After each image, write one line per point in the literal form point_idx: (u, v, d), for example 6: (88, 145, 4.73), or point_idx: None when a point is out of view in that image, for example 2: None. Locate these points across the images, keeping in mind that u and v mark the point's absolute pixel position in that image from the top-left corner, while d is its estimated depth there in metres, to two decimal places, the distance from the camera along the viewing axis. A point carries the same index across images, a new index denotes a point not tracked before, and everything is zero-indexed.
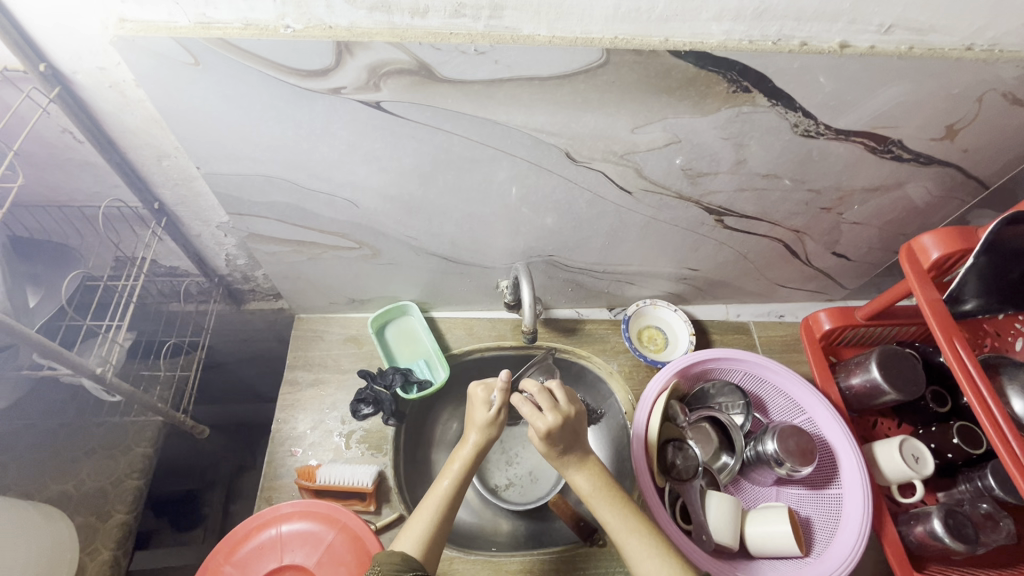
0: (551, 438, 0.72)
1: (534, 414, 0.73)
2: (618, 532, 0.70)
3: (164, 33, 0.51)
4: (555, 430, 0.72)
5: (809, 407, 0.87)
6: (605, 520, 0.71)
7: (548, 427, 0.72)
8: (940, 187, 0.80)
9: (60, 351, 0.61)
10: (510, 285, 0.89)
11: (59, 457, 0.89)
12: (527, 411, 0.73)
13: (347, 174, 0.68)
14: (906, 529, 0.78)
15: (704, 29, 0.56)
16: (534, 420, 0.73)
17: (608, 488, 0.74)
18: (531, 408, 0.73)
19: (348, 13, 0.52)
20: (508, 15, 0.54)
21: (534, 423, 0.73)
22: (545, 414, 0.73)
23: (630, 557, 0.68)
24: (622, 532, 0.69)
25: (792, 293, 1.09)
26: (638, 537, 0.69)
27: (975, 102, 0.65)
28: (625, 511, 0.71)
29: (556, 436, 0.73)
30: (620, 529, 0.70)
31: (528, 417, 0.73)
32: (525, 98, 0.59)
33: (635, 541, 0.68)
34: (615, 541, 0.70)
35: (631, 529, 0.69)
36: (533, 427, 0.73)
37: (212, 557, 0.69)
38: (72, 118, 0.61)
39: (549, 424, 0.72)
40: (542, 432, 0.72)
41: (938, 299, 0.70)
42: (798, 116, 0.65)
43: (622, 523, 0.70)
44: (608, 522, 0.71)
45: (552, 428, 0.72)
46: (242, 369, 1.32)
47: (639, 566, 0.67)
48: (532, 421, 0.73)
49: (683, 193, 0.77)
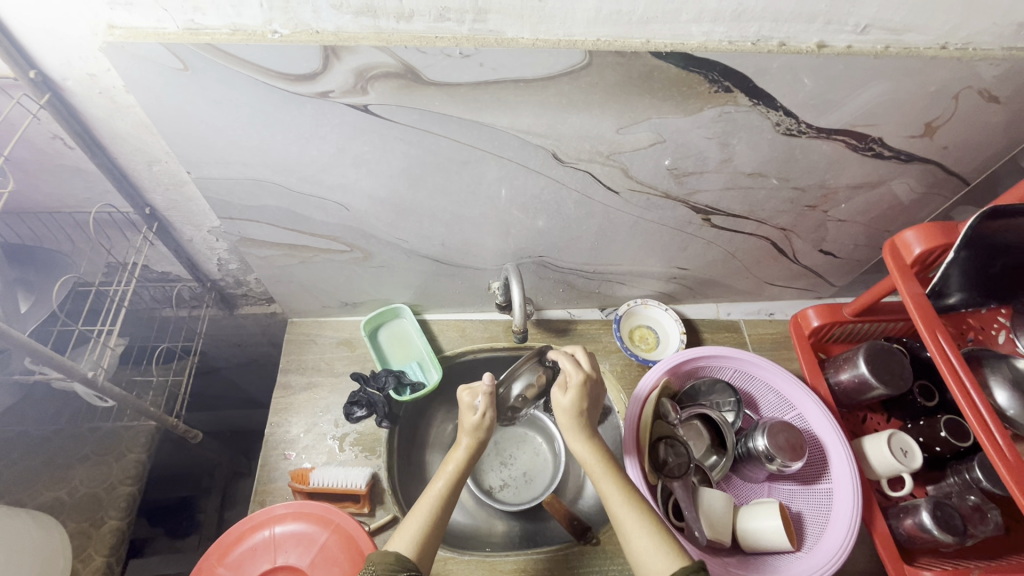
0: (586, 389, 0.77)
1: (574, 366, 0.78)
2: (616, 505, 0.70)
3: (153, 39, 0.51)
4: (588, 384, 0.77)
5: (799, 404, 0.88)
6: (604, 493, 0.72)
7: (584, 378, 0.77)
8: (922, 184, 0.81)
9: (51, 355, 0.61)
10: (501, 286, 0.90)
11: (52, 464, 0.89)
12: (570, 364, 0.79)
13: (337, 177, 0.68)
14: (895, 522, 0.79)
15: (684, 30, 0.58)
16: (574, 370, 0.78)
17: (613, 458, 0.75)
18: (572, 360, 0.79)
19: (334, 18, 0.53)
20: (492, 19, 0.55)
21: (574, 373, 0.77)
22: (581, 369, 0.78)
23: (629, 532, 0.68)
24: (621, 504, 0.70)
25: (781, 291, 1.11)
26: (635, 512, 0.69)
27: (952, 100, 0.67)
28: (623, 485, 0.71)
29: (588, 390, 0.77)
30: (619, 503, 0.70)
31: (570, 367, 0.78)
32: (511, 101, 0.60)
33: (632, 516, 0.68)
34: (614, 515, 0.70)
35: (630, 505, 0.70)
36: (574, 376, 0.77)
37: (205, 559, 0.69)
38: (62, 123, 0.62)
39: (591, 373, 0.78)
40: (583, 379, 0.77)
41: (921, 294, 0.71)
42: (779, 116, 0.66)
43: (619, 498, 0.70)
44: (607, 495, 0.71)
45: (590, 379, 0.78)
46: (237, 375, 1.32)
47: (636, 544, 0.67)
48: (573, 370, 0.77)
49: (670, 192, 0.78)
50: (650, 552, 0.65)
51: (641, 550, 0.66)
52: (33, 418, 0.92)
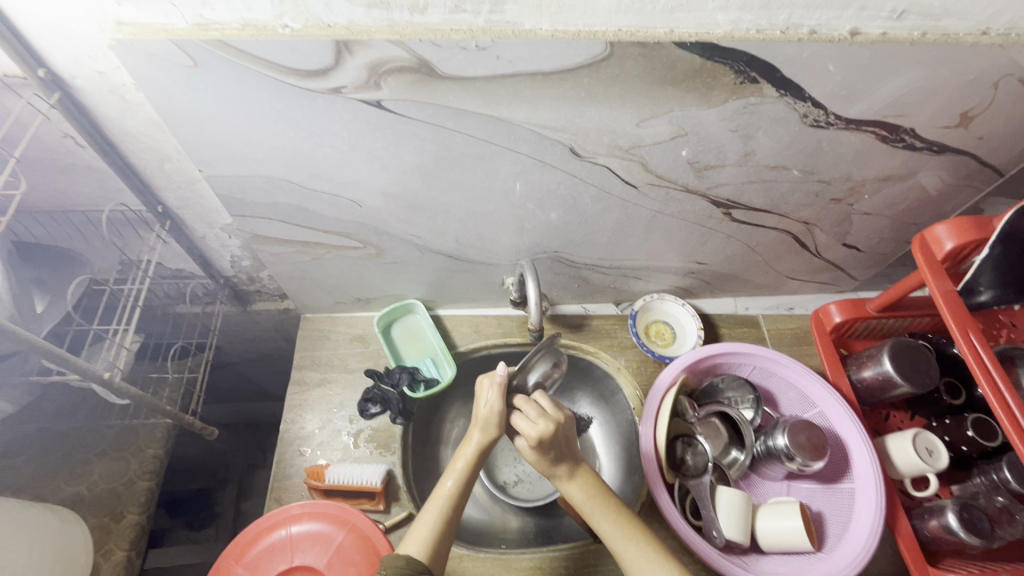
0: (543, 446, 0.72)
1: (529, 422, 0.73)
2: (614, 541, 0.69)
3: (161, 35, 0.50)
4: (549, 437, 0.72)
5: (820, 402, 0.87)
6: (601, 530, 0.71)
7: (538, 437, 0.71)
8: (954, 175, 0.78)
9: (68, 356, 0.61)
10: (515, 282, 0.89)
11: (71, 459, 0.90)
12: (524, 424, 0.73)
13: (349, 174, 0.67)
14: (919, 523, 0.78)
15: (710, 18, 0.55)
16: (528, 427, 0.72)
17: (603, 495, 0.73)
18: (526, 417, 0.73)
19: (347, 11, 0.51)
20: (509, 9, 0.53)
21: (530, 427, 0.72)
22: (534, 427, 0.72)
23: (629, 565, 0.67)
24: (620, 541, 0.69)
25: (801, 285, 1.08)
26: (635, 544, 0.68)
27: (991, 88, 0.64)
28: (619, 519, 0.71)
29: (545, 447, 0.72)
30: (617, 539, 0.69)
31: (525, 423, 0.73)
32: (529, 94, 0.58)
33: (630, 547, 0.68)
34: (613, 550, 0.69)
35: (628, 537, 0.69)
36: (528, 435, 0.72)
37: (223, 558, 0.69)
38: (73, 122, 0.61)
39: (543, 431, 0.71)
40: (537, 438, 0.71)
41: (952, 290, 0.69)
42: (807, 107, 0.63)
43: (618, 530, 0.70)
44: (604, 533, 0.70)
45: (545, 437, 0.71)
46: (251, 369, 1.33)
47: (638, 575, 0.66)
48: (527, 429, 0.72)
49: (689, 186, 0.75)
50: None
51: None
52: (52, 415, 0.93)
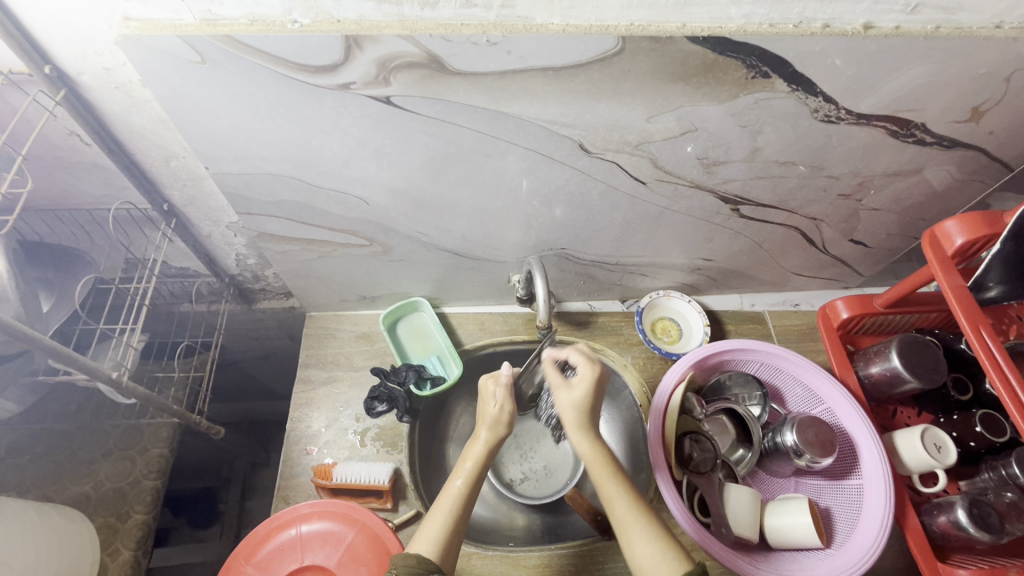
0: (598, 383, 0.75)
1: (582, 360, 0.77)
2: (620, 509, 0.68)
3: (170, 31, 0.49)
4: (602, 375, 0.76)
5: (827, 398, 0.87)
6: (608, 496, 0.69)
7: (598, 372, 0.76)
8: (963, 170, 0.78)
9: (75, 356, 0.60)
10: (521, 279, 0.88)
11: (76, 458, 0.90)
12: (579, 359, 0.77)
13: (356, 171, 0.67)
14: (928, 519, 0.78)
15: (722, 13, 0.55)
16: (583, 364, 0.76)
17: (614, 458, 0.72)
18: (581, 355, 0.77)
19: (357, 6, 0.51)
20: (520, 4, 0.52)
21: (586, 364, 0.76)
22: (593, 364, 0.76)
23: (631, 536, 0.66)
24: (627, 510, 0.67)
25: (807, 282, 1.08)
26: (642, 517, 0.67)
27: (1002, 82, 0.63)
28: (627, 488, 0.69)
29: (600, 384, 0.76)
30: (623, 507, 0.68)
31: (579, 360, 0.77)
32: (539, 90, 0.58)
33: (637, 519, 0.67)
34: (618, 518, 0.67)
35: (634, 508, 0.67)
36: (586, 369, 0.75)
37: (233, 558, 0.69)
38: (79, 120, 0.61)
39: (603, 368, 0.77)
40: (596, 373, 0.75)
41: (962, 285, 0.68)
42: (818, 102, 0.63)
43: (625, 500, 0.68)
44: (611, 499, 0.69)
45: (603, 374, 0.76)
46: (255, 367, 1.32)
47: (639, 547, 0.65)
48: (583, 364, 0.76)
49: (698, 181, 0.75)
50: (654, 557, 0.63)
51: (644, 556, 0.64)
52: (57, 415, 0.93)
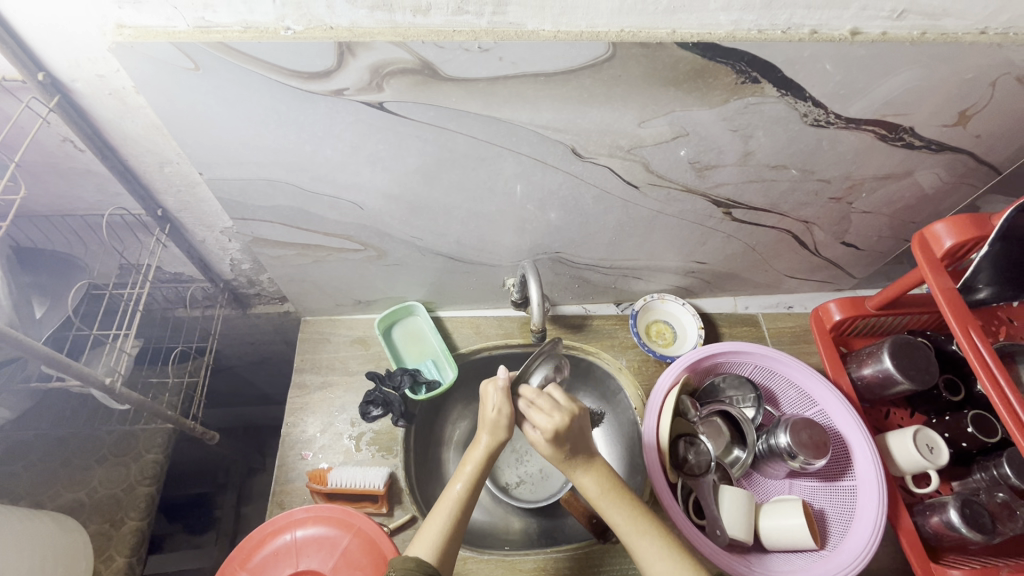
0: (561, 438, 0.71)
1: (543, 415, 0.72)
2: (629, 535, 0.69)
3: (163, 38, 0.50)
4: (564, 428, 0.71)
5: (821, 400, 0.87)
6: (615, 523, 0.70)
7: (556, 428, 0.70)
8: (952, 173, 0.79)
9: (68, 362, 0.60)
10: (516, 283, 0.89)
11: (70, 465, 0.89)
12: (539, 415, 0.72)
13: (351, 176, 0.67)
14: (921, 520, 0.78)
15: (711, 19, 0.55)
16: (545, 420, 0.71)
17: (618, 488, 0.73)
18: (540, 410, 0.72)
19: (349, 13, 0.51)
20: (512, 11, 0.53)
21: (546, 420, 0.71)
22: (551, 417, 0.71)
23: (643, 560, 0.67)
24: (634, 534, 0.69)
25: (800, 284, 1.09)
26: (650, 538, 0.68)
27: (988, 87, 0.64)
28: (634, 513, 0.70)
29: (563, 437, 0.71)
30: (631, 533, 0.69)
31: (538, 418, 0.72)
32: (531, 95, 0.58)
33: (645, 542, 0.68)
34: (628, 544, 0.69)
35: (643, 532, 0.69)
36: (543, 428, 0.71)
37: (228, 564, 0.69)
38: (73, 126, 0.61)
39: (560, 423, 0.70)
40: (552, 431, 0.70)
41: (952, 287, 0.69)
42: (808, 106, 0.63)
43: (631, 526, 0.69)
44: (619, 526, 0.70)
45: (562, 428, 0.70)
46: (250, 373, 1.32)
47: (652, 570, 0.66)
48: (543, 421, 0.71)
49: (690, 185, 0.75)
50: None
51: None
52: (51, 421, 0.92)
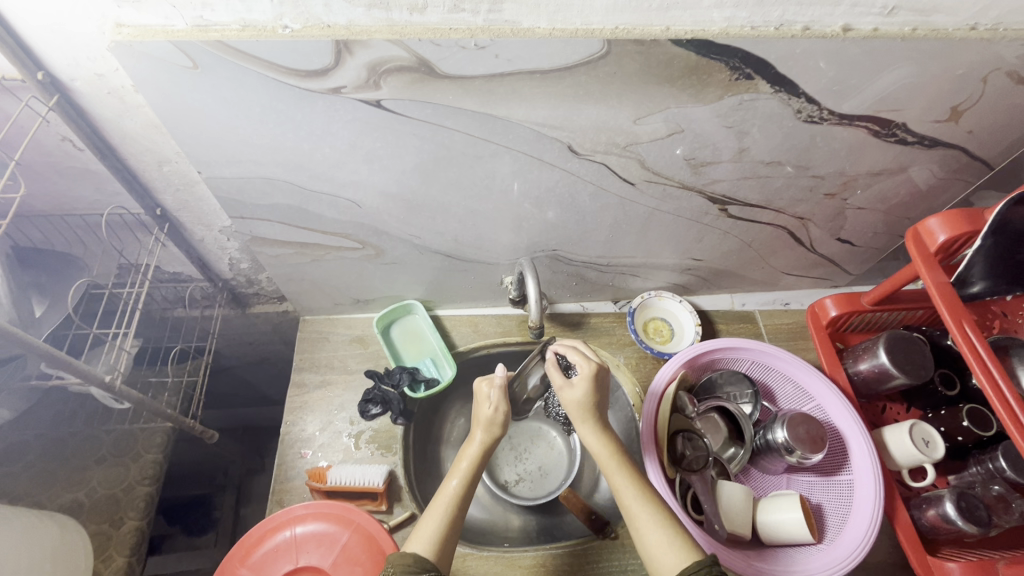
0: (597, 379, 0.75)
1: (582, 358, 0.77)
2: (629, 499, 0.69)
3: (161, 37, 0.50)
4: (602, 372, 0.76)
5: (817, 395, 0.88)
6: (617, 486, 0.71)
7: (595, 369, 0.75)
8: (945, 169, 0.79)
9: (67, 359, 0.60)
10: (514, 281, 0.89)
11: (69, 465, 0.90)
12: (578, 355, 0.77)
13: (349, 174, 0.67)
14: (917, 513, 0.79)
15: (705, 16, 0.56)
16: (584, 362, 0.76)
17: (623, 451, 0.74)
18: (580, 352, 0.78)
19: (347, 11, 0.52)
20: (507, 9, 0.53)
21: (585, 362, 0.76)
22: (591, 360, 0.77)
23: (641, 527, 0.67)
24: (634, 500, 0.69)
25: (797, 281, 1.09)
26: (649, 507, 0.68)
27: (979, 82, 0.65)
28: (635, 480, 0.71)
29: (600, 380, 0.76)
30: (631, 498, 0.69)
31: (578, 358, 0.76)
32: (527, 93, 0.59)
33: (645, 510, 0.68)
34: (627, 509, 0.69)
35: (643, 498, 0.69)
36: (585, 367, 0.75)
37: (227, 560, 0.69)
38: (72, 125, 0.61)
39: (601, 364, 0.76)
40: (594, 370, 0.75)
41: (945, 281, 0.70)
42: (801, 102, 0.64)
43: (632, 493, 0.69)
44: (621, 489, 0.70)
45: (601, 369, 0.76)
46: (249, 373, 1.32)
47: (648, 537, 0.66)
48: (582, 362, 0.76)
49: (686, 182, 0.76)
50: (664, 545, 0.64)
51: (655, 545, 0.65)
52: (50, 421, 0.92)
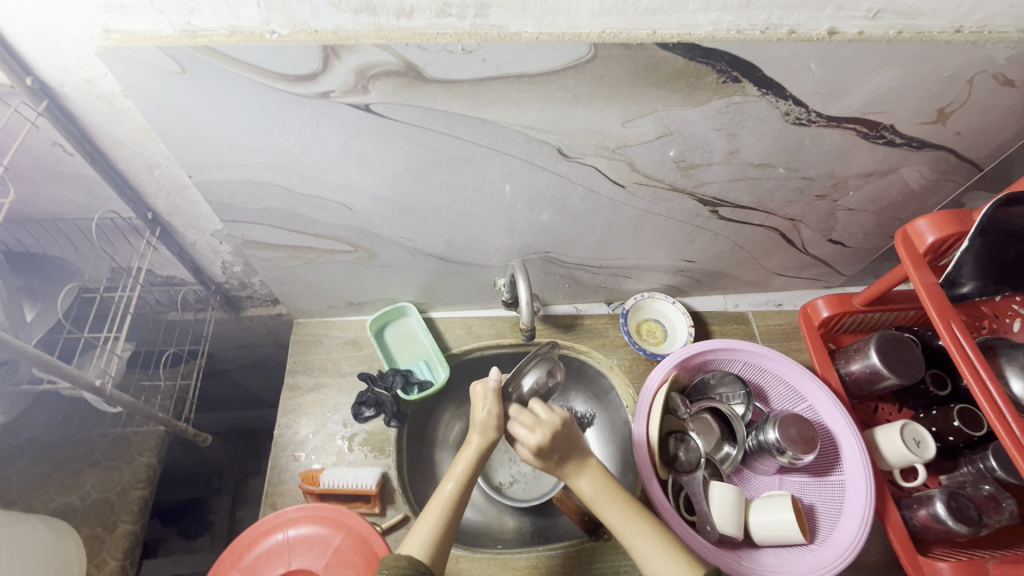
0: (543, 455, 0.73)
1: (527, 429, 0.74)
2: (625, 529, 0.70)
3: (149, 42, 0.50)
4: (546, 444, 0.73)
5: (809, 395, 0.88)
6: (610, 523, 0.71)
7: (537, 445, 0.72)
8: (935, 170, 0.80)
9: (57, 364, 0.61)
10: (506, 283, 0.89)
11: (62, 469, 0.90)
12: (521, 427, 0.74)
13: (339, 178, 0.68)
14: (908, 513, 0.79)
15: (691, 20, 0.56)
16: (526, 436, 0.73)
17: (615, 485, 0.74)
18: (524, 422, 0.74)
19: (334, 16, 0.52)
20: (494, 13, 0.54)
21: (528, 436, 0.73)
22: (533, 432, 0.73)
23: (639, 556, 0.68)
24: (628, 531, 0.70)
25: (790, 281, 1.10)
26: (644, 534, 0.69)
27: (966, 84, 0.65)
28: (629, 510, 0.71)
29: (546, 453, 0.73)
30: (627, 528, 0.70)
31: (522, 432, 0.74)
32: (515, 96, 0.59)
33: (640, 538, 0.69)
34: (623, 541, 0.70)
35: (641, 526, 0.70)
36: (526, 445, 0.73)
37: (220, 562, 0.69)
38: (61, 130, 0.61)
39: (542, 439, 0.72)
40: (535, 449, 0.72)
41: (934, 283, 0.70)
42: (789, 105, 0.64)
43: (626, 523, 0.70)
44: (615, 520, 0.71)
45: (543, 445, 0.72)
46: (244, 375, 1.32)
47: (648, 565, 0.67)
48: (523, 438, 0.73)
49: (676, 185, 0.76)
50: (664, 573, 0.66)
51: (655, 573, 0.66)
52: (44, 425, 0.92)
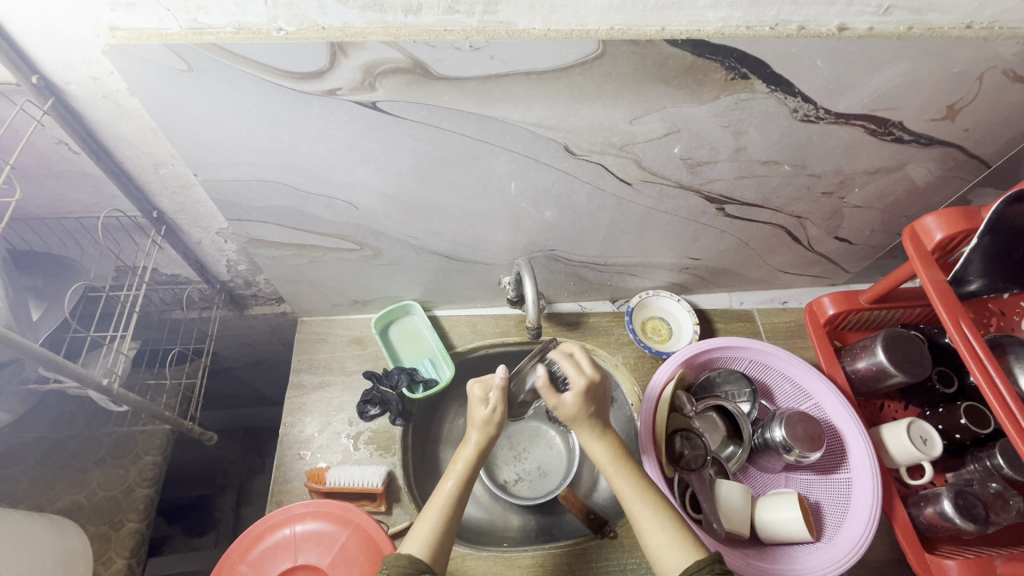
0: (591, 393, 0.75)
1: (576, 370, 0.76)
2: (632, 505, 0.70)
3: (156, 40, 0.50)
4: (596, 385, 0.76)
5: (815, 393, 0.88)
6: (620, 491, 0.71)
7: (588, 382, 0.75)
8: (942, 167, 0.79)
9: (64, 363, 0.60)
10: (511, 281, 0.89)
11: (68, 468, 0.90)
12: (572, 367, 0.76)
13: (345, 176, 0.67)
14: (916, 511, 0.79)
15: (700, 16, 0.56)
16: (578, 375, 0.76)
17: (626, 457, 0.74)
18: (574, 364, 0.77)
19: (341, 13, 0.52)
20: (502, 10, 0.53)
21: (579, 375, 0.75)
22: (585, 373, 0.76)
23: (644, 529, 0.68)
24: (637, 503, 0.70)
25: (795, 279, 1.09)
26: (652, 510, 0.69)
27: (976, 81, 0.65)
28: (637, 487, 0.71)
29: (593, 393, 0.75)
30: (634, 505, 0.69)
31: (572, 370, 0.76)
32: (522, 93, 0.59)
33: (648, 512, 0.68)
34: (629, 512, 0.70)
35: (647, 504, 0.69)
36: (579, 381, 0.75)
37: (227, 556, 0.69)
38: (66, 128, 0.61)
39: (595, 376, 0.76)
40: (588, 384, 0.75)
41: (942, 280, 0.70)
42: (797, 102, 0.64)
43: (635, 496, 0.70)
44: (624, 495, 0.71)
45: (594, 382, 0.76)
46: (247, 374, 1.32)
47: (652, 540, 0.67)
48: (576, 375, 0.75)
49: (683, 182, 0.76)
50: (667, 548, 0.65)
51: (658, 547, 0.66)
52: (49, 424, 0.92)
